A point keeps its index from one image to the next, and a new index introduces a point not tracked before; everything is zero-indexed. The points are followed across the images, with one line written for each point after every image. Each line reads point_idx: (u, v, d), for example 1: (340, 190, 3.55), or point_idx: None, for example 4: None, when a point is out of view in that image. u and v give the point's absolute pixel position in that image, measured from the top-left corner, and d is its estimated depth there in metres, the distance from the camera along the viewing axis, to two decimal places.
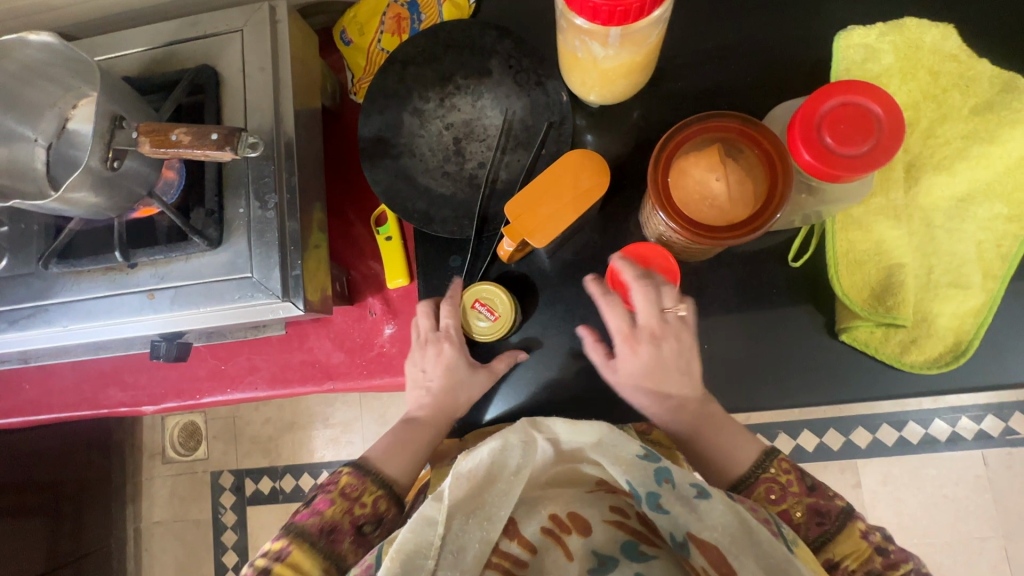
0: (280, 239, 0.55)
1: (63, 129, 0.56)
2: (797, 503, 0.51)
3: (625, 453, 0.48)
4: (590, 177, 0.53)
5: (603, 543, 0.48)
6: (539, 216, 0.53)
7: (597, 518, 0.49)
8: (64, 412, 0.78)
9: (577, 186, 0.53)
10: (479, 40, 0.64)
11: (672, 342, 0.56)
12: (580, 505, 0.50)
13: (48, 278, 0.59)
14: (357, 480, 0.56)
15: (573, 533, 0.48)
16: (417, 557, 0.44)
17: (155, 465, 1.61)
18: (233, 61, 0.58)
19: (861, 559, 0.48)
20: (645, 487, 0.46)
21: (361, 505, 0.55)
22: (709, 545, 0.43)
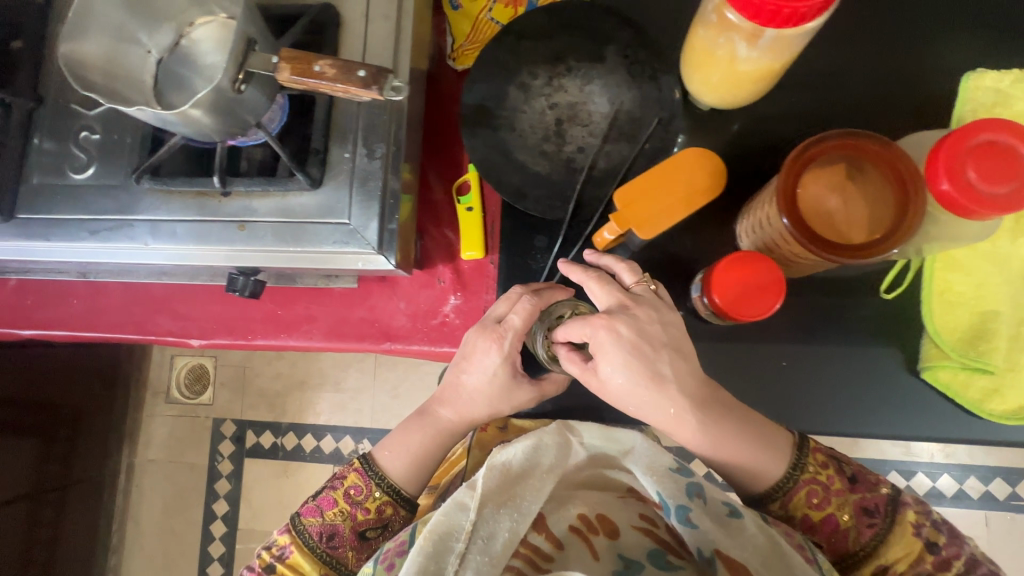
0: (382, 191, 0.54)
1: (178, 45, 0.55)
2: (843, 505, 0.54)
3: (657, 463, 0.52)
4: (707, 178, 0.52)
5: (630, 547, 0.46)
6: (652, 208, 0.52)
7: (626, 523, 0.49)
8: (109, 332, 0.77)
9: (692, 184, 0.52)
10: (599, 25, 0.63)
11: (650, 314, 0.51)
12: (611, 510, 0.50)
13: (135, 193, 0.57)
14: (362, 482, 0.63)
15: (600, 534, 0.47)
16: (447, 540, 0.45)
17: (157, 403, 1.59)
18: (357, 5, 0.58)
19: (910, 560, 0.52)
20: (676, 499, 0.48)
21: (363, 506, 0.63)
22: (735, 562, 0.45)
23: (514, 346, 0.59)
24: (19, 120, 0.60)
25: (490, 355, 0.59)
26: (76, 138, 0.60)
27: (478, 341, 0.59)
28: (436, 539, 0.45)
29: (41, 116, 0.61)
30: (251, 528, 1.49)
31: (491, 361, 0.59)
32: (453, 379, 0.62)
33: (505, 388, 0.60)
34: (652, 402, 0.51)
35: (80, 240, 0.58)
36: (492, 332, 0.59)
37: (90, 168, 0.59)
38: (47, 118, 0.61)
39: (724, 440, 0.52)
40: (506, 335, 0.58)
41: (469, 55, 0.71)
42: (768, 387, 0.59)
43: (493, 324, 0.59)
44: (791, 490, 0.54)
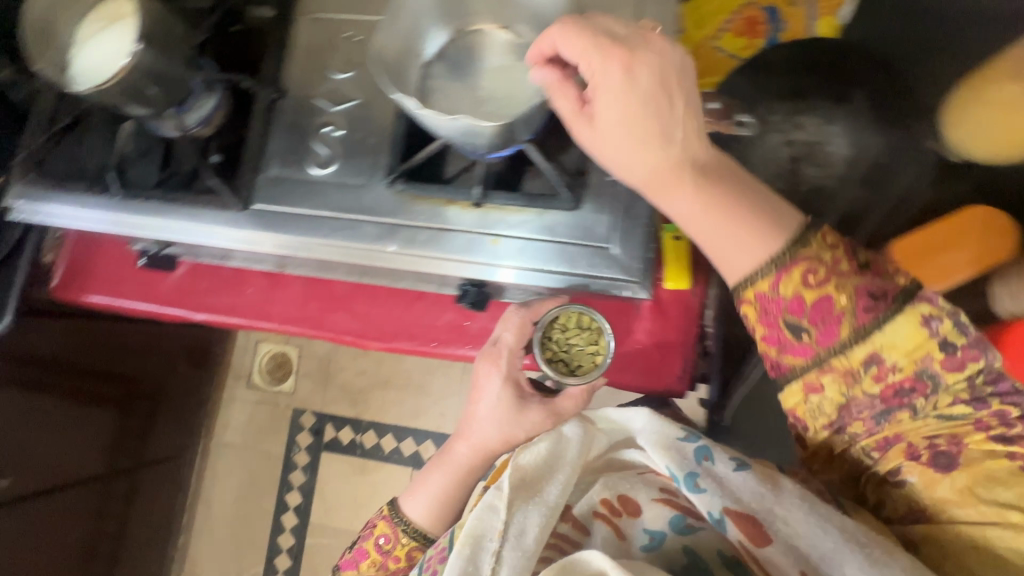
0: (646, 218, 0.53)
1: (445, 49, 0.55)
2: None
3: (666, 437, 0.50)
4: (999, 238, 0.52)
5: (652, 518, 0.49)
6: (940, 262, 0.52)
7: (647, 497, 0.50)
8: (283, 325, 0.76)
9: (983, 243, 0.52)
10: (848, 67, 0.62)
11: (655, 67, 0.42)
12: (632, 488, 0.51)
13: (381, 195, 0.57)
14: (389, 530, 0.67)
15: (624, 515, 0.49)
16: (478, 541, 0.46)
17: (238, 387, 1.60)
18: (624, 26, 0.57)
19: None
20: (683, 468, 0.48)
21: (392, 554, 0.67)
22: (745, 516, 0.45)
23: (511, 365, 0.67)
24: (263, 110, 0.59)
25: (492, 378, 0.67)
26: (318, 133, 0.59)
27: (480, 367, 0.67)
28: (469, 543, 0.46)
29: (282, 107, 0.61)
30: (322, 524, 1.48)
31: (495, 382, 0.67)
32: (469, 411, 0.68)
33: (516, 411, 0.66)
34: (670, 181, 0.43)
35: (318, 236, 0.58)
36: (488, 355, 0.67)
37: (333, 164, 0.58)
38: (288, 111, 0.60)
39: (714, 198, 0.43)
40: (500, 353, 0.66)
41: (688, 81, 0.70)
42: None
43: (489, 347, 0.68)
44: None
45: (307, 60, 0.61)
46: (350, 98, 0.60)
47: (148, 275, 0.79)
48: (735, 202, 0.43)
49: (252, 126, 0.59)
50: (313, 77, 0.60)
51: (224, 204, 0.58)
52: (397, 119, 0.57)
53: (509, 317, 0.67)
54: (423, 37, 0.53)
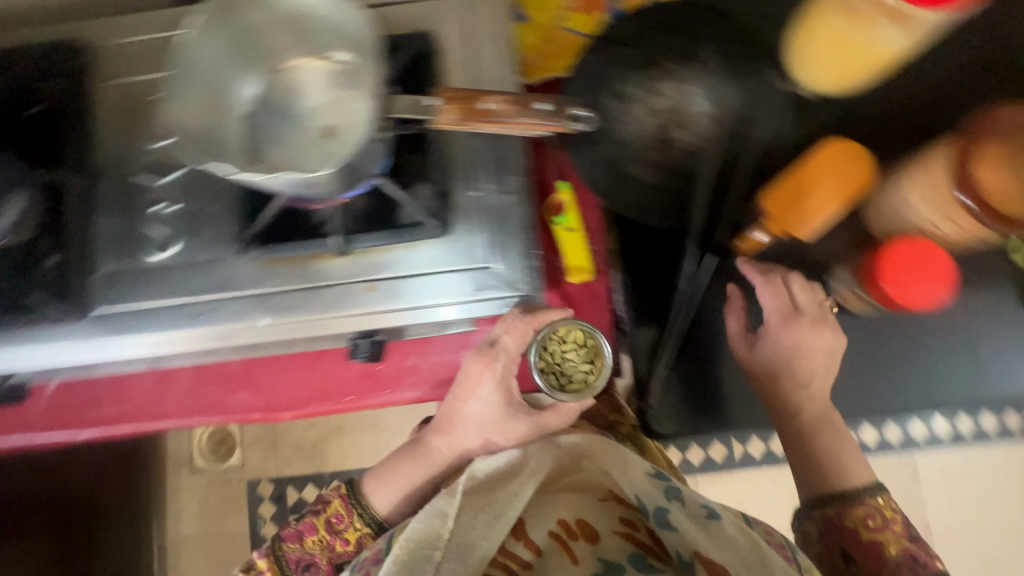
0: (520, 227, 0.50)
1: (265, 94, 0.49)
2: (892, 539, 0.60)
3: (639, 467, 0.49)
4: (858, 167, 0.50)
5: (609, 551, 0.49)
6: (807, 208, 0.51)
7: (607, 527, 0.51)
8: (182, 419, 0.69)
9: (842, 174, 0.51)
10: (693, 24, 0.61)
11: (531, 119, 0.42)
12: (592, 513, 0.52)
13: (236, 265, 0.51)
14: (344, 511, 0.67)
15: (579, 539, 0.50)
16: (423, 546, 0.47)
17: (181, 475, 1.48)
18: (456, 29, 0.53)
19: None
20: (653, 503, 0.47)
21: (341, 536, 0.67)
22: (715, 565, 0.44)
23: (506, 368, 0.62)
24: (80, 201, 0.53)
25: (484, 382, 0.62)
26: (150, 213, 0.52)
27: (472, 369, 0.61)
28: (410, 547, 0.47)
29: (102, 192, 0.53)
30: None
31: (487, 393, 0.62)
32: (449, 409, 0.63)
33: (502, 418, 0.62)
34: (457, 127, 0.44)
35: (174, 326, 0.51)
36: (483, 355, 0.61)
37: (175, 244, 0.52)
38: (110, 195, 0.53)
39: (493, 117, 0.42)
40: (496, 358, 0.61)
41: (541, 69, 0.67)
42: None
43: (485, 347, 0.61)
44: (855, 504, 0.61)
45: (117, 135, 0.54)
46: (178, 166, 0.53)
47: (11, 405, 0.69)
48: (534, 121, 0.44)
49: (75, 223, 0.53)
50: (130, 152, 0.53)
51: (61, 318, 0.51)
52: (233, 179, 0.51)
53: (510, 318, 0.60)
54: (234, 88, 0.48)
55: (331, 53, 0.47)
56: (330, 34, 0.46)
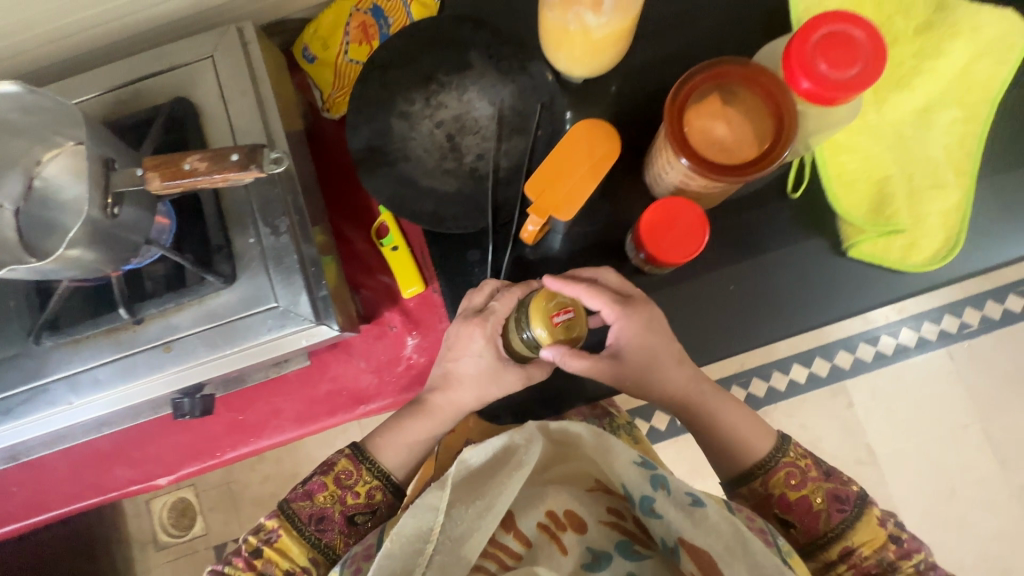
0: (300, 263, 0.53)
1: (32, 188, 0.51)
2: (817, 490, 0.57)
3: (626, 456, 0.47)
4: (604, 144, 0.55)
5: (597, 539, 0.47)
6: (564, 191, 0.55)
7: (594, 517, 0.48)
8: (65, 507, 0.70)
9: (592, 155, 0.55)
10: (455, 34, 0.64)
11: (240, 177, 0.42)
12: (577, 502, 0.49)
13: (38, 355, 0.53)
14: (353, 467, 0.61)
15: (569, 530, 0.47)
16: (416, 542, 0.43)
17: (149, 555, 1.48)
18: (210, 89, 0.55)
19: (875, 546, 0.55)
20: (639, 492, 0.46)
21: (354, 491, 0.61)
22: (700, 551, 0.43)
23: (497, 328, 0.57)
24: None
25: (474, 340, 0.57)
26: None
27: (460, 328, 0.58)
28: (402, 541, 0.43)
29: None
30: None
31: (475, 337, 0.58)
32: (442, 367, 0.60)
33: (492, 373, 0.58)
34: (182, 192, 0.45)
35: None
36: (473, 319, 0.58)
37: None
38: None
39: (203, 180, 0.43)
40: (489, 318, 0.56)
41: (341, 102, 0.70)
42: (724, 315, 0.61)
43: (473, 313, 0.58)
44: (774, 469, 0.58)
45: None
46: None
47: None
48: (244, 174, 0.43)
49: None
50: None
51: None
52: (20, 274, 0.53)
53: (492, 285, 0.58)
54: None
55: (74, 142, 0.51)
56: (67, 122, 0.49)
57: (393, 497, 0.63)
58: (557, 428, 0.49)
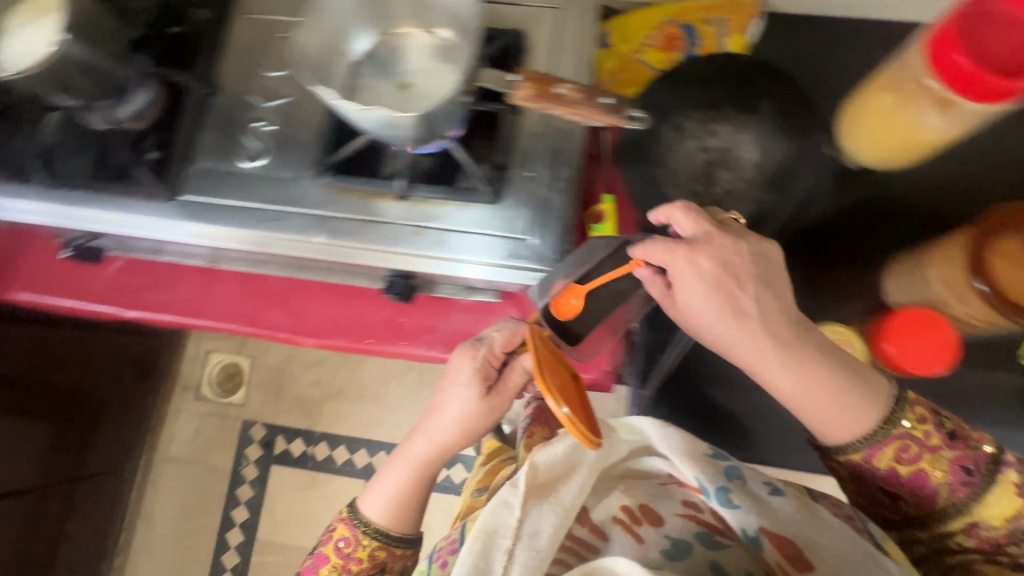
0: (563, 213, 0.57)
1: (372, 50, 0.57)
2: (936, 461, 0.49)
3: (692, 448, 0.55)
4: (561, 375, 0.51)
5: (677, 530, 0.50)
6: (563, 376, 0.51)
7: (669, 512, 0.52)
8: (219, 322, 0.75)
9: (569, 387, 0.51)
10: (757, 79, 0.66)
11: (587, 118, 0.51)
12: (656, 501, 0.54)
13: (310, 187, 0.58)
14: (350, 534, 0.70)
15: (644, 523, 0.51)
16: (494, 534, 0.51)
17: (184, 399, 1.54)
18: (546, 36, 0.60)
19: (1009, 515, 0.48)
20: (715, 482, 0.52)
21: (353, 556, 0.70)
22: (782, 537, 0.48)
23: (487, 360, 0.65)
24: (193, 107, 0.60)
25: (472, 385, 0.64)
26: (249, 128, 0.60)
27: (457, 360, 0.65)
28: (483, 534, 0.50)
29: (213, 103, 0.61)
30: (270, 541, 1.43)
31: (468, 385, 0.64)
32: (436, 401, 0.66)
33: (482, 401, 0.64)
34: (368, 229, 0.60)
35: (245, 227, 0.58)
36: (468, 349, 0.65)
37: (264, 157, 0.60)
38: (220, 107, 0.61)
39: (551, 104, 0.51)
40: (483, 348, 0.64)
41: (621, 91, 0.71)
42: None
43: (472, 342, 0.65)
44: (873, 449, 0.49)
45: (238, 57, 0.62)
46: (282, 95, 0.61)
47: (81, 271, 0.78)
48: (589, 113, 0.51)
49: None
50: (246, 74, 0.61)
51: (153, 196, 0.59)
52: (325, 114, 0.60)
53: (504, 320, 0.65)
54: (351, 34, 0.56)
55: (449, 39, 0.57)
56: (441, 13, 0.55)
57: (395, 547, 0.71)
58: (620, 428, 0.60)
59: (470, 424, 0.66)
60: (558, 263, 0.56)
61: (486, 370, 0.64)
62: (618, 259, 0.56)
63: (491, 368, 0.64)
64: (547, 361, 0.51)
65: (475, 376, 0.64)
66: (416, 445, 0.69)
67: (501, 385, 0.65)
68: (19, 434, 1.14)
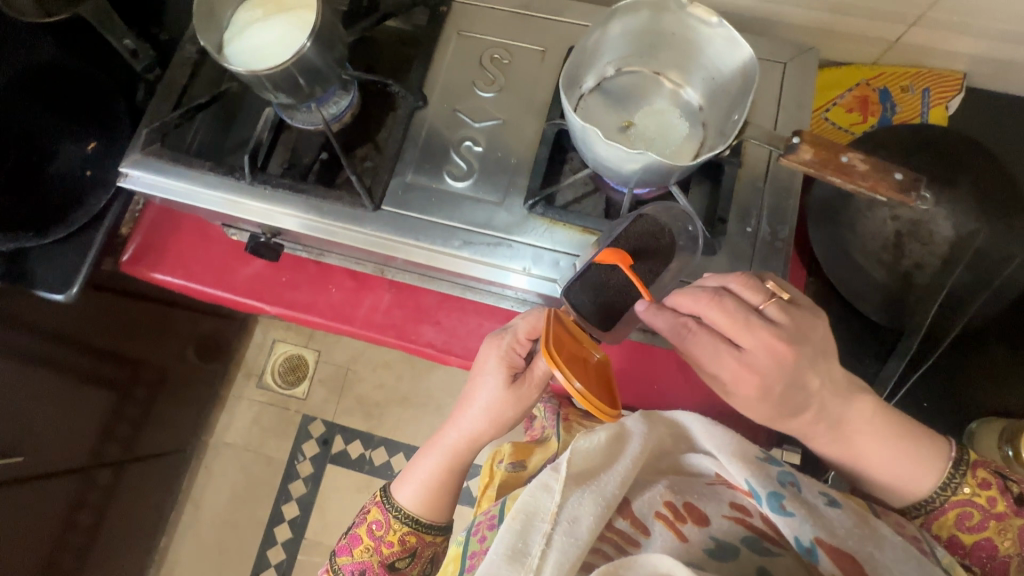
0: (781, 272, 0.55)
1: (601, 86, 0.57)
2: (1005, 529, 0.48)
3: (745, 451, 0.49)
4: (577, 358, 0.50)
5: (723, 532, 0.46)
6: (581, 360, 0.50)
7: (715, 512, 0.48)
8: (366, 331, 0.74)
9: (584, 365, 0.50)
10: (959, 153, 0.64)
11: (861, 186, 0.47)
12: (699, 498, 0.49)
13: (518, 215, 0.57)
14: (381, 516, 0.64)
15: (689, 522, 0.47)
16: (534, 518, 0.45)
17: (247, 385, 1.53)
18: (769, 90, 0.59)
19: None
20: (768, 487, 0.45)
21: (385, 540, 0.64)
22: (832, 543, 0.42)
23: (512, 350, 0.58)
24: (404, 118, 0.60)
25: (488, 368, 0.59)
26: (459, 147, 0.60)
27: (482, 350, 0.60)
28: (522, 518, 0.44)
29: (421, 116, 0.61)
30: (317, 541, 1.40)
31: (495, 372, 0.58)
32: (465, 391, 0.61)
33: (510, 391, 0.58)
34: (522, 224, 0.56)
35: (449, 249, 0.57)
36: (495, 337, 0.60)
37: (470, 177, 0.59)
38: (429, 121, 0.61)
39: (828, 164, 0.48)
40: (507, 337, 0.58)
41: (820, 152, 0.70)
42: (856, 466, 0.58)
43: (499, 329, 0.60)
44: (934, 514, 0.50)
45: (450, 73, 0.62)
46: (491, 116, 0.61)
47: (226, 261, 0.76)
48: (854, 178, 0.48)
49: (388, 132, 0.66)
50: (458, 92, 0.61)
51: (356, 203, 0.58)
52: (540, 144, 0.58)
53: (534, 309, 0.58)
54: (597, 65, 0.56)
55: (693, 102, 0.56)
56: (683, 60, 0.55)
57: (427, 536, 0.65)
58: (663, 422, 0.56)
59: (501, 415, 0.59)
60: (619, 238, 0.53)
61: (510, 358, 0.58)
62: (654, 235, 0.53)
63: (516, 355, 0.58)
64: (565, 340, 0.50)
65: (499, 363, 0.58)
66: (449, 436, 0.63)
67: (526, 377, 0.57)
68: (119, 407, 1.13)
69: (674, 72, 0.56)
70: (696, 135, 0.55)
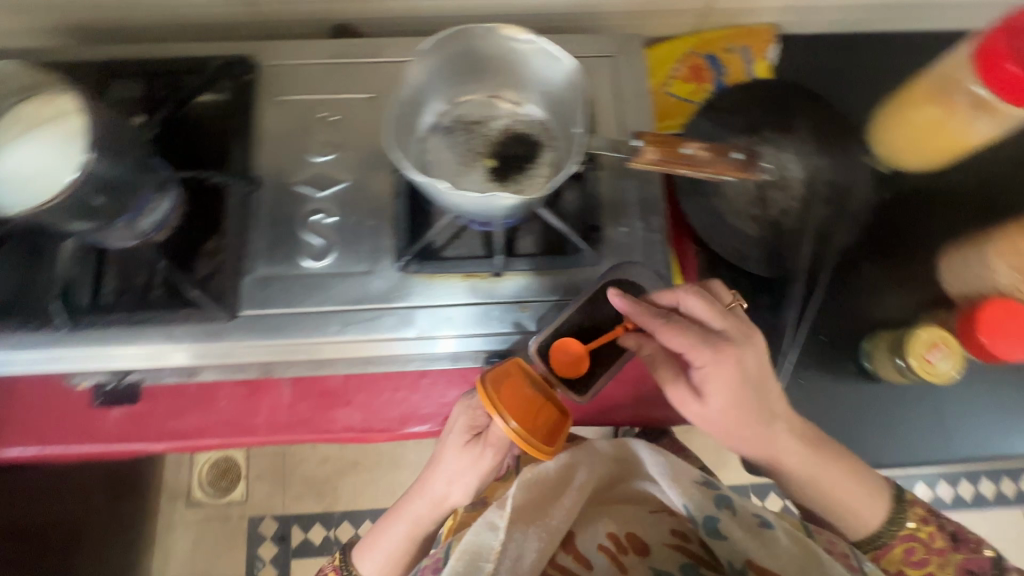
0: (664, 262, 0.56)
1: (437, 123, 0.54)
2: (946, 564, 0.56)
3: (683, 475, 0.48)
4: (520, 393, 0.48)
5: (663, 560, 0.46)
6: (521, 395, 0.48)
7: (656, 540, 0.48)
8: (272, 437, 0.66)
9: (527, 396, 0.48)
10: (789, 100, 0.68)
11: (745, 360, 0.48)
12: (640, 525, 0.50)
13: (393, 280, 0.53)
14: None
15: (630, 552, 0.47)
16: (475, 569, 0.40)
17: (176, 509, 1.36)
18: (604, 87, 0.59)
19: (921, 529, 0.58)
20: (703, 510, 0.45)
21: None
22: (769, 573, 0.41)
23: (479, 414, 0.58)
24: (238, 207, 0.54)
25: (453, 432, 0.58)
26: (307, 223, 0.54)
27: (453, 417, 0.60)
28: (464, 565, 0.40)
29: (259, 200, 0.55)
30: None
31: (455, 435, 0.58)
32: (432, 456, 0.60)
33: (470, 454, 0.57)
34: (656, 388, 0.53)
35: (330, 335, 0.52)
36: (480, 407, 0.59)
37: (330, 254, 0.54)
38: (267, 203, 0.55)
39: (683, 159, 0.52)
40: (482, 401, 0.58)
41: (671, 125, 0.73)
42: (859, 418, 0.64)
43: (487, 400, 0.59)
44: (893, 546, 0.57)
45: (278, 145, 0.56)
46: (336, 182, 0.56)
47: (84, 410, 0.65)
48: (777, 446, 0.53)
49: None
50: (292, 163, 0.56)
51: (207, 318, 0.51)
52: (394, 198, 0.54)
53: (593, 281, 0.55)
54: (428, 104, 0.53)
55: (535, 117, 0.55)
56: (510, 77, 0.54)
57: None
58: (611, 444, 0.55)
59: (463, 477, 0.58)
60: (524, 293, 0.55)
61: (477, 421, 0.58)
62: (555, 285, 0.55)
63: (480, 415, 0.58)
64: (509, 385, 0.48)
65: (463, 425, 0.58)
66: (408, 496, 0.63)
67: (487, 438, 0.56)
68: None
69: (505, 92, 0.55)
70: (545, 153, 0.53)
